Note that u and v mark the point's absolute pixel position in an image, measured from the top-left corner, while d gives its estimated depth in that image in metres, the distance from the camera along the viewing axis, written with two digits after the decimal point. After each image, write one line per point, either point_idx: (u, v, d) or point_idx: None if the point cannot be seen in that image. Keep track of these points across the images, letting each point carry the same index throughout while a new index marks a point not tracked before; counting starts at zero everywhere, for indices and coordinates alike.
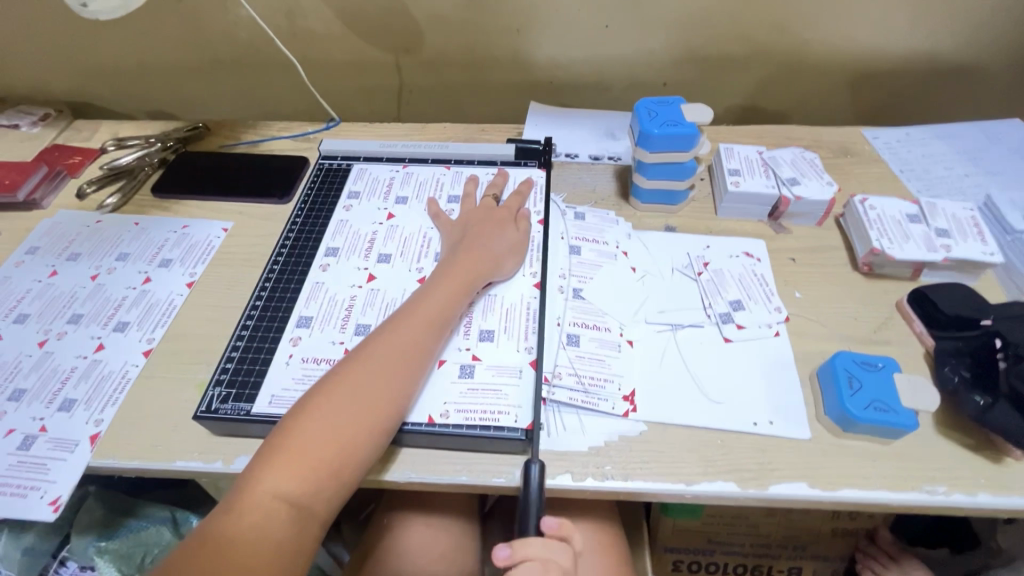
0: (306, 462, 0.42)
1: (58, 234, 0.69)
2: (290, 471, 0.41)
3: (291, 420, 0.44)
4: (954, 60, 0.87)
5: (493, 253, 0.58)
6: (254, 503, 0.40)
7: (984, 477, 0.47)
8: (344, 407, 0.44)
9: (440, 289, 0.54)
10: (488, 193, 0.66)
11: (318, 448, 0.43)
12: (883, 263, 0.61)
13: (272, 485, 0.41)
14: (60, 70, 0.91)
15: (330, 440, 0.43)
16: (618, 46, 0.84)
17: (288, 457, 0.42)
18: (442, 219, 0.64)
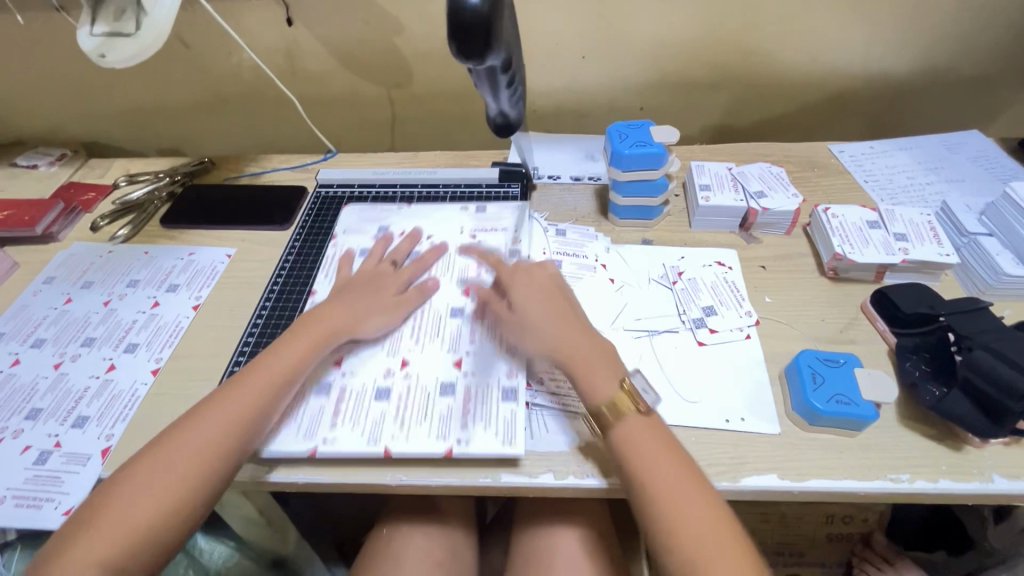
0: (263, 376, 0.52)
1: (73, 264, 0.74)
2: (247, 387, 0.52)
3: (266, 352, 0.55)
4: (914, 77, 0.92)
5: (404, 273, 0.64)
6: (209, 415, 0.50)
7: (946, 465, 0.50)
8: (300, 339, 0.56)
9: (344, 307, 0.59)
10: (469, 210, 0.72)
11: (277, 367, 0.53)
12: (847, 267, 0.64)
13: (227, 401, 0.51)
14: (76, 113, 0.98)
15: (286, 366, 0.54)
16: (595, 74, 0.90)
17: (247, 377, 0.53)
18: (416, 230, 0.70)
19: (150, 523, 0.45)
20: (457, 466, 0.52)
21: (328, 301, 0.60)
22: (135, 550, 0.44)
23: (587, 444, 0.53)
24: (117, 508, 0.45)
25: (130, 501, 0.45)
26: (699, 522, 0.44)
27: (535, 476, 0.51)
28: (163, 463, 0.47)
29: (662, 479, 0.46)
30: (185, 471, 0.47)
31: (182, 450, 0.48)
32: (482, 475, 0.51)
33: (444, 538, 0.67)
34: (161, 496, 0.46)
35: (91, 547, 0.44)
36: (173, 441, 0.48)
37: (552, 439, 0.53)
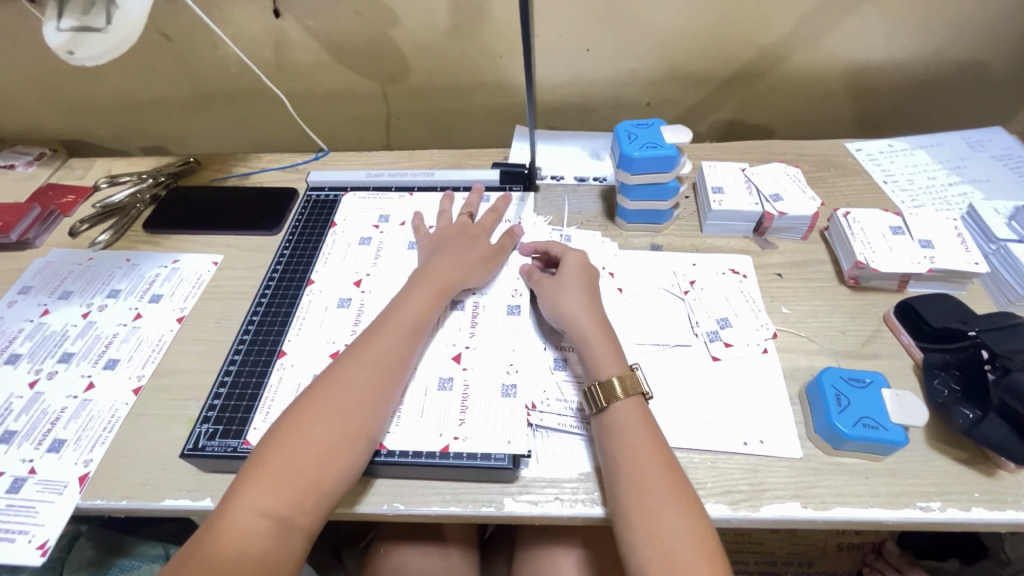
0: (400, 326, 0.53)
1: (51, 273, 0.70)
2: (391, 337, 0.52)
3: (389, 306, 0.55)
4: (934, 69, 0.88)
5: (464, 261, 0.60)
6: (351, 364, 0.49)
7: (979, 491, 0.47)
8: (420, 292, 0.56)
9: (417, 295, 0.56)
10: (463, 211, 0.68)
11: (374, 349, 0.50)
12: (869, 276, 0.61)
13: (369, 353, 0.50)
14: (54, 110, 0.93)
15: (416, 317, 0.54)
16: (600, 68, 0.85)
17: (385, 328, 0.52)
18: (421, 232, 0.66)
19: (320, 468, 0.43)
20: (458, 493, 0.49)
21: (428, 262, 0.60)
22: (303, 497, 0.42)
23: (596, 470, 0.49)
24: (283, 455, 0.43)
25: (294, 448, 0.43)
26: (683, 558, 0.41)
27: (542, 505, 0.47)
28: (322, 410, 0.46)
29: (645, 507, 0.43)
30: (341, 420, 0.45)
31: (335, 399, 0.46)
32: (484, 504, 0.48)
33: (445, 558, 0.65)
34: (326, 442, 0.44)
35: (255, 497, 0.41)
36: (320, 393, 0.47)
37: (559, 464, 0.50)
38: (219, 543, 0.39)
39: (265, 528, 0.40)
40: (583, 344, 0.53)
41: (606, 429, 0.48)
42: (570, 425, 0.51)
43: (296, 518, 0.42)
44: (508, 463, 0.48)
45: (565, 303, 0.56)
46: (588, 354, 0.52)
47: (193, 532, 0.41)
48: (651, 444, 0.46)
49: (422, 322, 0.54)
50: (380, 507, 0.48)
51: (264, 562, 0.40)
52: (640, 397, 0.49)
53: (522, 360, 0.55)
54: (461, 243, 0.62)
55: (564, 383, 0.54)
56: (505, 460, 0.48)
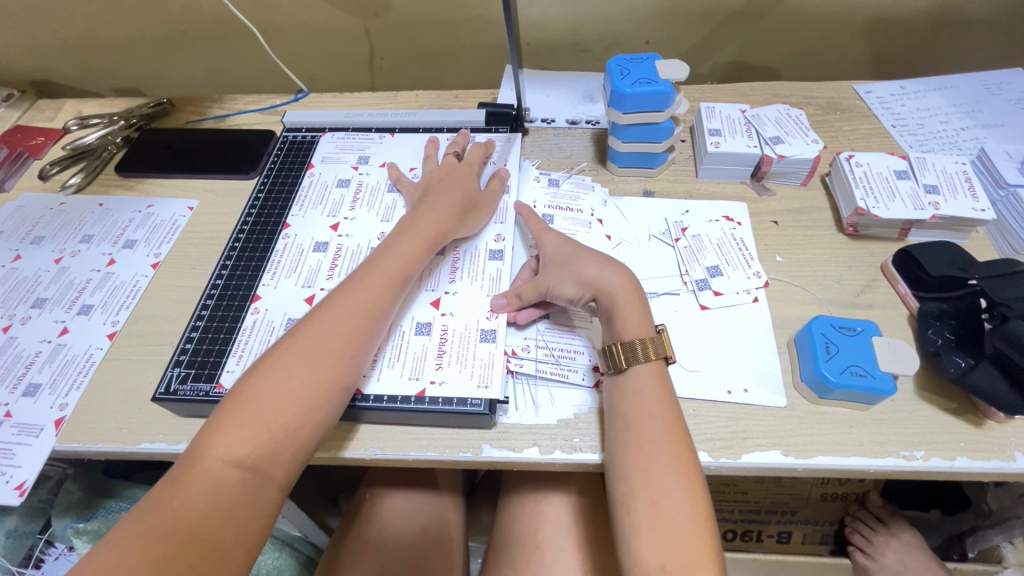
0: (386, 274, 0.50)
1: (22, 218, 0.68)
2: (376, 286, 0.49)
3: (375, 253, 0.52)
4: (955, 4, 0.81)
5: (454, 207, 0.57)
6: (333, 311, 0.46)
7: (965, 441, 0.46)
8: (408, 240, 0.53)
9: (404, 242, 0.53)
10: (450, 152, 0.64)
11: (358, 296, 0.47)
12: (869, 223, 0.58)
13: (353, 300, 0.47)
14: (18, 47, 0.88)
15: (403, 265, 0.51)
16: (596, 3, 0.79)
17: (370, 275, 0.49)
18: (403, 182, 0.62)
19: (297, 419, 0.41)
20: (436, 440, 0.48)
21: (417, 209, 0.56)
22: (278, 448, 0.40)
23: (576, 417, 0.48)
24: (257, 403, 0.40)
25: (270, 397, 0.41)
26: (679, 524, 0.39)
27: (520, 450, 0.47)
28: (300, 358, 0.43)
29: (649, 471, 0.41)
30: (320, 369, 0.43)
31: (315, 349, 0.44)
32: (462, 449, 0.47)
33: (429, 503, 0.65)
34: (303, 393, 0.42)
35: (227, 445, 0.39)
36: (298, 341, 0.44)
37: (538, 411, 0.49)
38: (191, 493, 0.37)
39: (238, 478, 0.38)
40: (607, 305, 0.49)
41: (618, 395, 0.46)
42: (551, 373, 0.50)
43: (270, 469, 0.40)
44: (485, 409, 0.47)
45: (596, 272, 0.51)
46: (613, 317, 0.48)
47: (161, 477, 0.38)
48: (664, 410, 0.44)
49: (408, 271, 0.51)
50: (357, 452, 0.47)
51: (238, 513, 0.38)
52: (660, 362, 0.46)
53: None
54: (446, 186, 0.59)
55: (546, 331, 0.53)
56: (481, 406, 0.47)
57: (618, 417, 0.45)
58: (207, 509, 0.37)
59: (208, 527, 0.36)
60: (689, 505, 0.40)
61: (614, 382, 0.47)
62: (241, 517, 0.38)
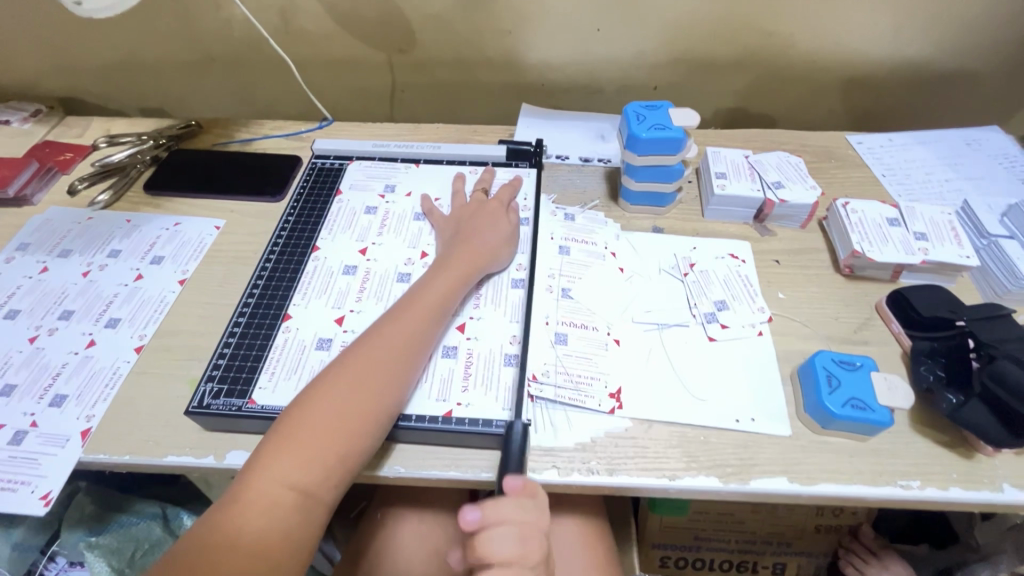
0: (425, 307, 0.53)
1: (50, 231, 0.69)
2: (416, 318, 0.52)
3: (413, 287, 0.55)
4: (936, 66, 0.89)
5: (489, 245, 0.60)
6: (375, 341, 0.49)
7: (956, 472, 0.49)
8: (444, 274, 0.56)
9: (441, 277, 0.56)
10: (477, 188, 0.68)
11: (401, 330, 0.50)
12: (864, 265, 0.63)
13: (395, 332, 0.50)
14: (49, 65, 0.91)
15: (439, 297, 0.54)
16: (608, 50, 0.85)
17: (409, 308, 0.52)
18: (435, 215, 0.66)
19: (346, 445, 0.44)
20: (458, 459, 0.50)
21: (456, 243, 0.60)
22: (328, 471, 0.43)
23: (593, 441, 0.51)
24: (309, 428, 0.43)
25: (319, 423, 0.44)
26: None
27: (538, 472, 0.49)
28: (347, 387, 0.46)
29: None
30: (365, 396, 0.46)
31: (359, 378, 0.46)
32: (483, 470, 0.49)
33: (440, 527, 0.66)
34: (350, 420, 0.44)
35: (284, 468, 0.42)
36: (344, 370, 0.47)
37: (557, 435, 0.51)
38: (250, 513, 0.40)
39: (292, 502, 0.41)
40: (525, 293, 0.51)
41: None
42: (570, 398, 0.53)
43: (319, 492, 0.42)
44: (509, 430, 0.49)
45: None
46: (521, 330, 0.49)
47: (222, 496, 0.41)
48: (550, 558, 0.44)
49: (445, 303, 0.54)
50: (383, 471, 0.49)
51: (291, 533, 0.40)
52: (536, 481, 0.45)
53: None
54: (478, 222, 0.62)
55: (565, 356, 0.55)
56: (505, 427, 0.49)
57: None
58: (264, 529, 0.39)
59: (267, 546, 0.39)
60: None
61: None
62: (294, 538, 0.40)
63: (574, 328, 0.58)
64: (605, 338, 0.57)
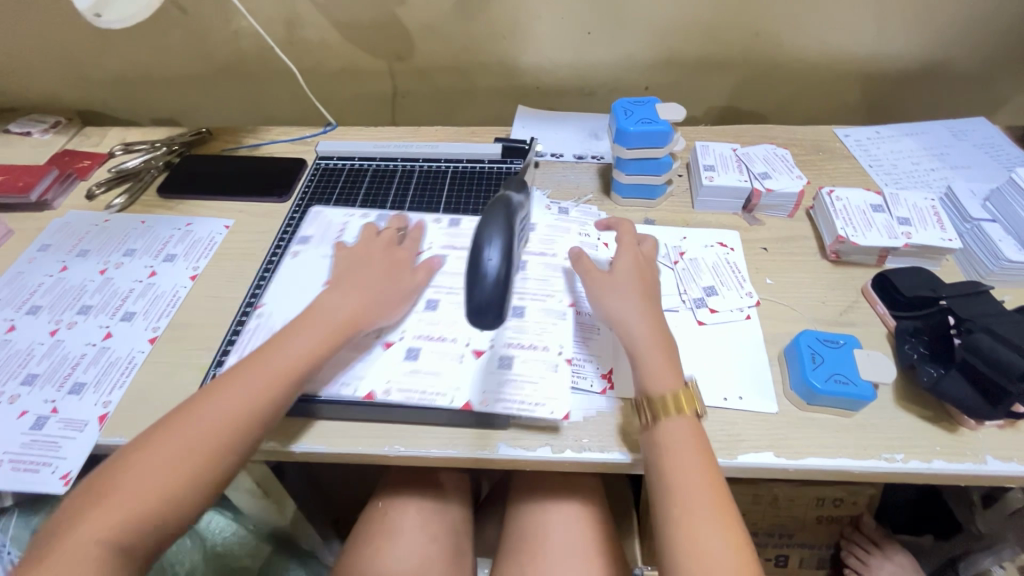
0: (278, 363, 0.49)
1: (69, 232, 0.73)
2: (264, 376, 0.48)
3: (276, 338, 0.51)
4: (923, 61, 0.91)
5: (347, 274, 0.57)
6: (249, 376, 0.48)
7: (940, 445, 0.50)
8: (309, 325, 0.52)
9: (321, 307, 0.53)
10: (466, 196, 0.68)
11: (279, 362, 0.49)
12: (849, 250, 0.64)
13: (237, 388, 0.47)
14: (68, 79, 0.96)
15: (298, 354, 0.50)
16: (600, 52, 0.88)
17: (259, 365, 0.49)
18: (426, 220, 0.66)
19: (166, 490, 0.42)
20: (455, 438, 0.52)
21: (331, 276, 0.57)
22: (140, 533, 0.41)
23: (586, 419, 0.53)
24: (130, 489, 0.42)
25: (144, 484, 0.42)
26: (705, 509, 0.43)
27: (532, 449, 0.51)
28: (179, 446, 0.44)
29: (674, 463, 0.46)
30: (197, 458, 0.44)
31: (188, 438, 0.44)
32: (480, 447, 0.51)
33: (441, 515, 0.68)
34: (179, 481, 0.43)
35: (86, 530, 0.40)
36: (197, 407, 0.46)
37: (549, 414, 0.53)
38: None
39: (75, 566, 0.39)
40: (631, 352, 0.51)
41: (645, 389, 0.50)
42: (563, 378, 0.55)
43: (133, 549, 0.41)
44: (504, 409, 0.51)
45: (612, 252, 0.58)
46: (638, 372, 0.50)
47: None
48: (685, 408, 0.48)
49: (306, 360, 0.50)
50: (382, 449, 0.51)
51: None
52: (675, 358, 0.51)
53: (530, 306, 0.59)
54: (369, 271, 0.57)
55: None
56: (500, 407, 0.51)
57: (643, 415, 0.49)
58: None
59: None
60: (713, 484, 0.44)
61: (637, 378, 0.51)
62: None
63: (533, 301, 0.59)
64: (595, 323, 0.59)
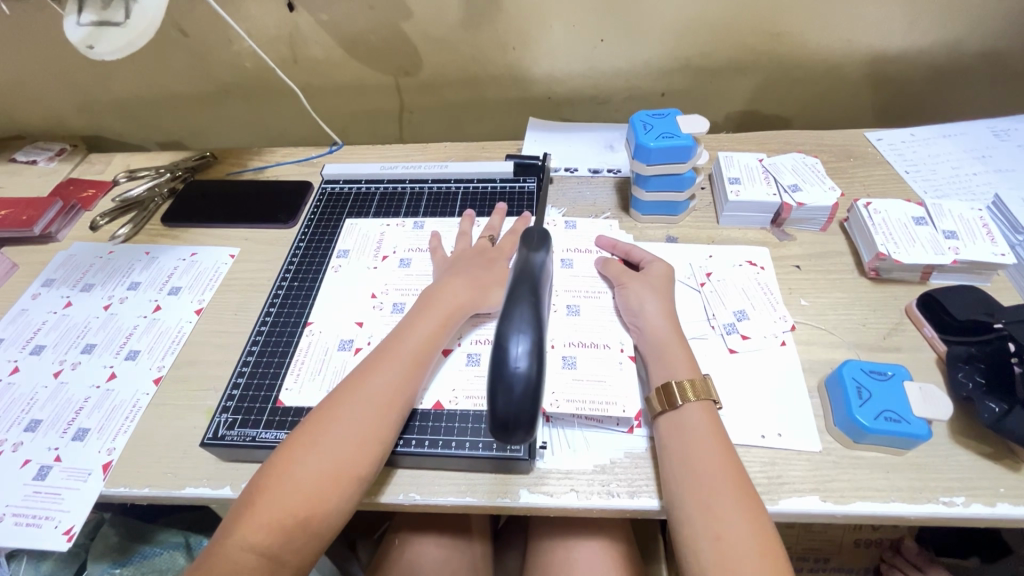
0: (399, 357, 0.50)
1: (73, 266, 0.71)
2: (391, 371, 0.49)
3: (391, 335, 0.52)
4: (958, 56, 0.85)
5: (402, 348, 0.51)
6: (285, 482, 0.43)
7: (1005, 487, 0.46)
8: (424, 319, 0.53)
9: (361, 394, 0.47)
10: (484, 234, 0.64)
11: (312, 463, 0.43)
12: (890, 267, 0.60)
13: (366, 384, 0.48)
14: (73, 106, 0.95)
15: (416, 347, 0.51)
16: (613, 59, 0.84)
17: (383, 360, 0.50)
18: (438, 255, 0.63)
19: None
20: (474, 485, 0.49)
21: (385, 345, 0.51)
22: (292, 537, 0.41)
23: (613, 462, 0.49)
24: (278, 493, 0.42)
25: (294, 486, 0.42)
26: (748, 564, 0.38)
27: (556, 496, 0.47)
28: (321, 444, 0.44)
29: (708, 507, 0.41)
30: (343, 455, 0.44)
31: (329, 437, 0.45)
32: (501, 495, 0.48)
33: (458, 553, 0.65)
34: (329, 480, 0.43)
35: None
36: (236, 521, 0.42)
37: (573, 456, 0.50)
38: None
39: None
40: (657, 347, 0.52)
41: (672, 430, 0.47)
42: (587, 418, 0.51)
43: (286, 556, 0.41)
44: (524, 454, 0.48)
45: (640, 303, 0.55)
46: (666, 357, 0.51)
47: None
48: (721, 450, 0.45)
49: (425, 352, 0.51)
50: (395, 497, 0.48)
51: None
52: (708, 403, 0.47)
53: (551, 339, 0.55)
54: (474, 266, 0.58)
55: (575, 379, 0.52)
56: (521, 451, 0.48)
57: (673, 455, 0.45)
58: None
59: None
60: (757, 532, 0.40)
61: (664, 421, 0.48)
62: None
63: (555, 334, 0.56)
64: (618, 356, 0.54)
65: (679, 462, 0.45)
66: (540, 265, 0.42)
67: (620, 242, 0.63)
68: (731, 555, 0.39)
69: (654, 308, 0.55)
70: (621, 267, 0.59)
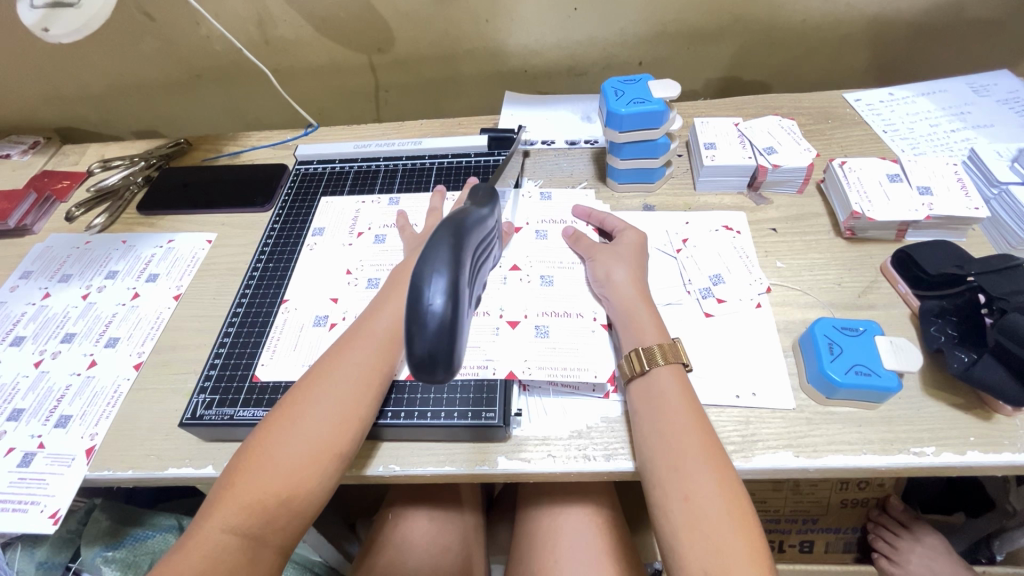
0: (374, 335, 0.49)
1: (50, 257, 0.71)
2: (366, 350, 0.48)
3: (365, 313, 0.52)
4: (941, 12, 0.84)
5: (377, 326, 0.50)
6: (262, 464, 0.42)
7: (974, 435, 0.46)
8: (397, 295, 0.52)
9: (338, 374, 0.47)
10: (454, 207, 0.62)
11: (289, 444, 0.43)
12: (866, 226, 0.60)
13: (342, 363, 0.47)
14: (44, 97, 0.93)
15: (390, 324, 0.50)
16: (588, 28, 0.83)
17: (357, 340, 0.49)
18: (407, 232, 0.62)
19: None
20: (453, 454, 0.49)
21: (359, 323, 0.51)
22: (273, 516, 0.41)
23: (590, 427, 0.49)
24: (255, 473, 0.42)
25: (272, 467, 0.42)
26: (715, 522, 0.39)
27: (535, 462, 0.48)
28: (297, 423, 0.44)
29: (678, 470, 0.42)
30: (321, 434, 0.44)
31: (305, 417, 0.44)
32: (479, 463, 0.48)
33: (452, 522, 0.66)
34: (307, 460, 0.43)
35: None
36: (214, 504, 0.41)
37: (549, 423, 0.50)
38: None
39: None
40: (625, 315, 0.52)
41: (645, 396, 0.47)
42: (563, 386, 0.52)
43: (268, 535, 0.41)
44: (500, 422, 0.48)
45: (609, 273, 0.55)
46: (633, 323, 0.51)
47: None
48: (691, 415, 0.45)
49: (401, 329, 0.50)
50: (376, 469, 0.48)
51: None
52: (680, 367, 0.48)
53: (526, 308, 0.55)
54: None
55: (550, 348, 0.52)
56: (496, 419, 0.48)
57: (645, 422, 0.46)
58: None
59: None
60: (726, 493, 0.40)
61: (636, 389, 0.48)
62: None
63: (529, 304, 0.55)
64: (591, 323, 0.54)
65: (652, 428, 0.45)
66: (481, 216, 0.38)
67: (596, 211, 0.63)
68: (701, 517, 0.39)
69: (624, 278, 0.54)
70: (590, 242, 0.59)
